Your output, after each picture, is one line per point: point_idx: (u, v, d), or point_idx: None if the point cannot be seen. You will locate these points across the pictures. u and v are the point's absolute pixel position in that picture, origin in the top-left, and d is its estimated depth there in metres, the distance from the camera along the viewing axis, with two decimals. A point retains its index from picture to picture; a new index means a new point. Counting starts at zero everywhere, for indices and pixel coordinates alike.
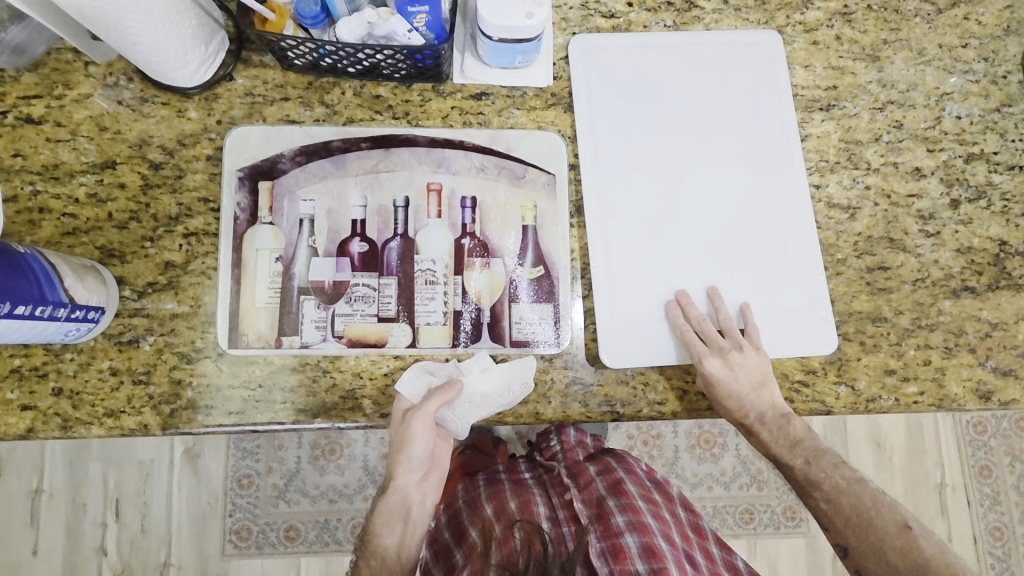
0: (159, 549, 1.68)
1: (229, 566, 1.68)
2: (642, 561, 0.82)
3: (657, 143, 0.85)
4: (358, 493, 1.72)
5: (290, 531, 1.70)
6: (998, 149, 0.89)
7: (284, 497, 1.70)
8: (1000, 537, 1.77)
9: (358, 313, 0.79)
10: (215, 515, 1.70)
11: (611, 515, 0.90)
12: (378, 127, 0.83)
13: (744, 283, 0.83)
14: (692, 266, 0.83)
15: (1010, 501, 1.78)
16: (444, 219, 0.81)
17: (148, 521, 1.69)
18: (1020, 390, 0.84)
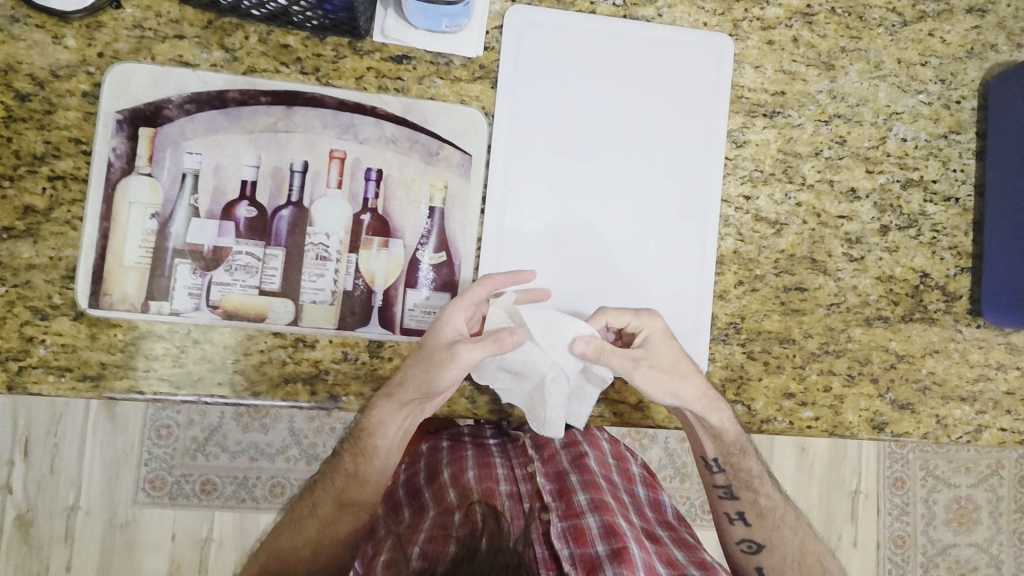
0: (68, 492, 1.41)
1: (139, 516, 1.42)
2: (604, 542, 0.78)
3: (577, 141, 0.79)
4: (282, 453, 1.46)
5: (205, 485, 1.43)
6: (937, 178, 0.86)
7: (202, 452, 1.43)
8: (900, 545, 1.63)
9: (238, 283, 0.73)
10: (131, 464, 1.42)
11: (570, 494, 0.85)
12: (282, 81, 0.74)
13: (629, 295, 0.80)
14: (584, 279, 0.80)
15: (917, 512, 1.62)
16: (345, 190, 0.75)
17: (74, 467, 1.41)
18: (913, 424, 0.85)
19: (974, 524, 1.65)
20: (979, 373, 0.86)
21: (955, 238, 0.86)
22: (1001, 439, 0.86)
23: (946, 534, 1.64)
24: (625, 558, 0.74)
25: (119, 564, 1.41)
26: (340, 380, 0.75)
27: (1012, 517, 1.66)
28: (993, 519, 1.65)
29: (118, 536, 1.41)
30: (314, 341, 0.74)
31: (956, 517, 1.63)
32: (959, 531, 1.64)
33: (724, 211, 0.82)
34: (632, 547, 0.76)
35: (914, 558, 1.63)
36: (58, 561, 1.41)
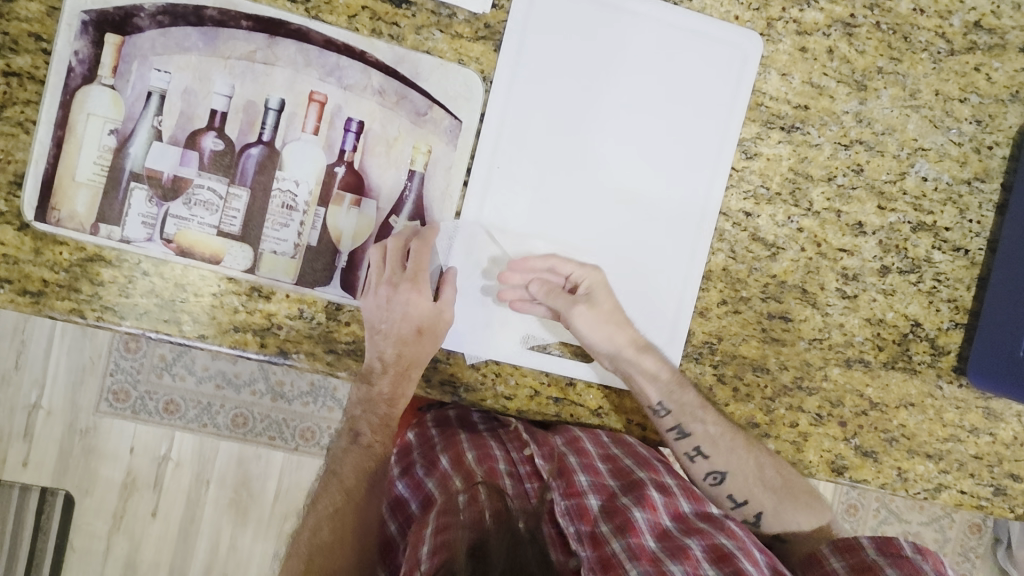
0: (30, 390, 1.32)
1: (100, 425, 1.34)
2: (608, 512, 0.72)
3: (578, 124, 0.74)
4: (248, 386, 1.36)
5: (169, 405, 1.35)
6: (951, 225, 0.81)
7: (169, 371, 1.34)
8: None
9: (195, 219, 0.69)
10: (98, 371, 1.34)
11: (571, 474, 0.75)
12: (267, 6, 0.68)
13: None
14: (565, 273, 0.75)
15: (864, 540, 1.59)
16: (321, 138, 0.70)
17: (39, 365, 1.32)
18: (873, 472, 0.82)
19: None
20: (951, 433, 0.83)
21: (955, 291, 0.82)
22: (958, 501, 0.84)
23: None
24: (630, 527, 0.70)
25: (76, 470, 1.34)
26: (292, 337, 0.71)
27: (957, 560, 1.63)
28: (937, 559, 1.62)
29: (78, 442, 1.34)
30: (270, 293, 0.71)
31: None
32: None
33: (720, 223, 0.77)
34: (635, 513, 0.71)
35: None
36: (15, 457, 1.33)
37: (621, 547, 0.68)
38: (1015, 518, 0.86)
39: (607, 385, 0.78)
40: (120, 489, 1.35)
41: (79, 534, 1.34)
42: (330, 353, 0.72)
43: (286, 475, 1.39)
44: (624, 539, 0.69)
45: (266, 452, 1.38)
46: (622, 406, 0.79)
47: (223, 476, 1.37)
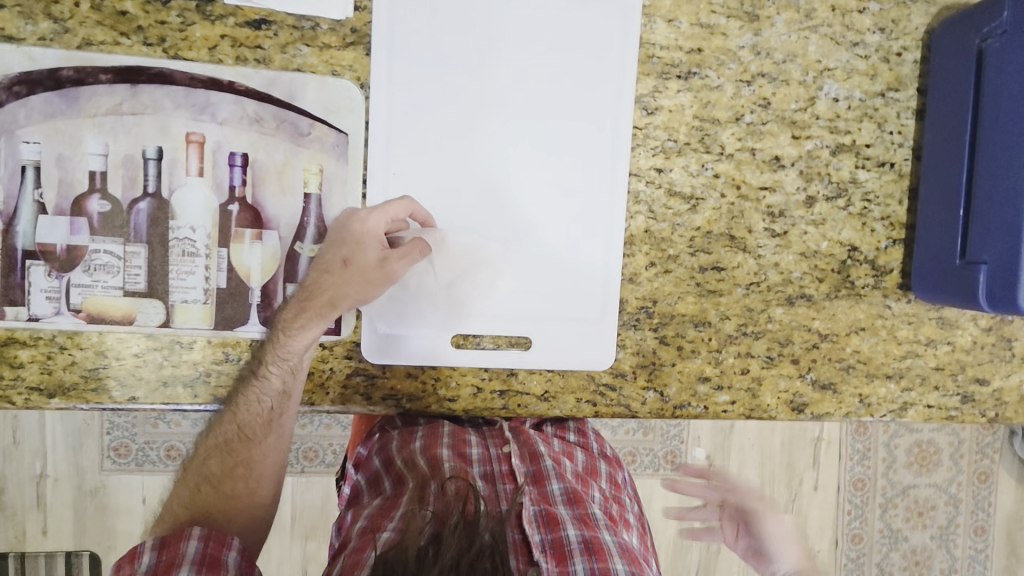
0: (33, 461, 1.34)
1: (108, 482, 1.35)
2: (575, 528, 0.74)
3: (470, 113, 0.72)
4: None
5: (170, 451, 1.36)
6: (872, 141, 0.79)
7: (164, 419, 1.34)
8: (860, 488, 1.57)
9: (99, 284, 0.68)
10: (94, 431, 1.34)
11: (545, 480, 0.79)
12: (123, 55, 0.66)
13: (534, 283, 0.75)
14: (485, 267, 0.74)
15: (878, 456, 1.57)
16: (208, 178, 0.68)
17: (36, 436, 1.34)
18: (834, 404, 0.81)
19: (936, 466, 1.60)
20: (907, 349, 0.82)
21: (888, 208, 0.80)
22: (926, 415, 0.83)
23: (906, 477, 1.58)
24: (596, 549, 0.71)
25: (94, 529, 1.36)
26: (222, 382, 0.71)
27: (974, 458, 1.61)
28: (955, 461, 1.60)
29: (91, 501, 1.35)
30: (191, 343, 0.70)
31: (917, 461, 1.58)
32: (920, 472, 1.59)
33: (633, 185, 0.76)
34: (603, 535, 0.73)
35: (875, 501, 1.58)
36: (33, 527, 1.35)
37: (582, 569, 0.69)
38: (990, 421, 0.85)
39: (549, 369, 0.77)
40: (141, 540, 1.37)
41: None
42: None
43: (296, 498, 1.36)
44: (588, 561, 0.70)
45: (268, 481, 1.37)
46: (569, 386, 0.77)
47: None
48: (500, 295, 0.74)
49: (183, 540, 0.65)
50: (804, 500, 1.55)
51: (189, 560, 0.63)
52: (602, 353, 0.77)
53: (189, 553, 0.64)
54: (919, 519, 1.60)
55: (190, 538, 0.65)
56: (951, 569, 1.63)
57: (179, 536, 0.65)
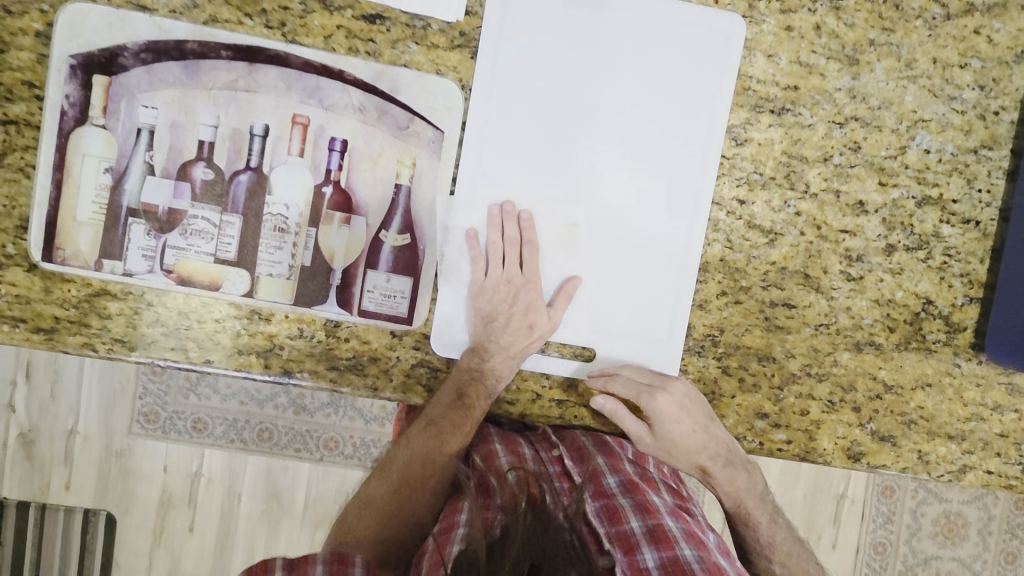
0: (65, 415, 1.36)
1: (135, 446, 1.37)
2: (637, 518, 0.74)
3: (562, 125, 0.73)
4: (271, 400, 1.38)
5: (197, 423, 1.38)
6: (959, 197, 0.78)
7: (194, 392, 1.36)
8: (879, 551, 1.49)
9: (192, 249, 0.70)
10: (127, 394, 1.37)
11: (601, 479, 0.77)
12: (244, 34, 0.69)
13: (601, 296, 0.76)
14: (557, 276, 0.75)
15: (904, 522, 1.47)
16: (307, 159, 0.71)
17: (72, 392, 1.37)
18: (892, 457, 0.80)
19: (962, 539, 1.52)
20: (973, 412, 0.80)
21: (968, 265, 0.79)
22: (985, 482, 0.81)
23: (930, 546, 1.51)
24: (663, 538, 0.71)
25: (115, 492, 1.37)
26: (294, 356, 0.73)
27: (1003, 536, 1.54)
28: (981, 536, 1.52)
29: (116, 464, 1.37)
30: (269, 315, 0.72)
31: (943, 532, 1.50)
32: (943, 544, 1.51)
33: (714, 213, 0.76)
34: (666, 522, 0.73)
35: (895, 567, 1.50)
36: (57, 481, 1.38)
37: (652, 558, 0.69)
38: None
39: None
40: (157, 508, 1.39)
41: (123, 552, 1.39)
42: (332, 370, 0.74)
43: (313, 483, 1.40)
44: (655, 550, 0.70)
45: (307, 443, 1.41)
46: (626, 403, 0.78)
47: (253, 490, 1.40)
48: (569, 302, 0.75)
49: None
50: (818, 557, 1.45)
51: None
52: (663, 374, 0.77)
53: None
54: None
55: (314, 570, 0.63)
56: None
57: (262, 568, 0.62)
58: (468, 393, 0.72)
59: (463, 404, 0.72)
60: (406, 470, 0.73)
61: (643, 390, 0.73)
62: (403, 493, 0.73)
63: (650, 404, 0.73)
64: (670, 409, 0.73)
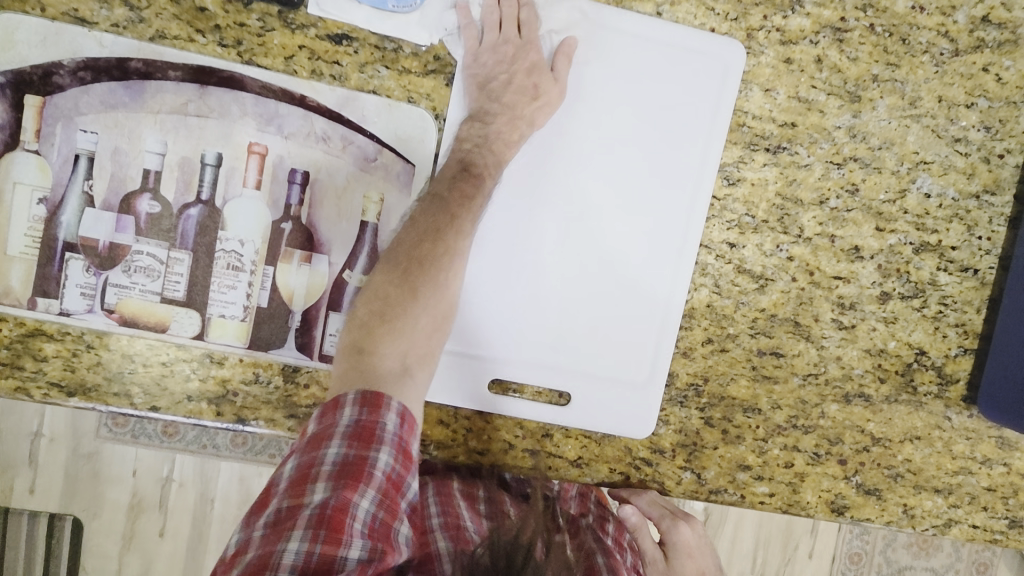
0: (30, 418, 1.15)
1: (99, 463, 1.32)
2: None
3: (542, 152, 0.68)
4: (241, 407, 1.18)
5: (169, 429, 1.17)
6: (958, 244, 0.74)
7: None
8: (857, 562, 1.41)
9: (136, 287, 0.65)
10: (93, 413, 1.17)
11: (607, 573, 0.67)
12: (194, 53, 0.63)
13: (582, 334, 0.71)
14: (536, 308, 0.70)
15: (880, 533, 1.41)
16: (264, 192, 0.65)
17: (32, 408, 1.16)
18: (876, 511, 0.77)
19: (936, 551, 1.48)
20: (960, 466, 0.78)
21: (964, 315, 0.75)
22: (970, 535, 0.79)
23: (903, 556, 1.43)
24: None
25: (83, 494, 1.17)
26: (249, 403, 0.68)
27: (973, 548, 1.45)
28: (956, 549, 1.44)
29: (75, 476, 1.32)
30: (222, 359, 0.67)
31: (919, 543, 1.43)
32: (919, 555, 1.42)
33: (702, 257, 0.72)
34: None
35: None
36: (21, 484, 1.17)
37: None
38: None
39: (586, 435, 0.73)
40: (126, 511, 1.18)
41: (90, 556, 1.18)
42: (291, 418, 0.69)
43: None
44: None
45: (270, 471, 1.19)
46: (604, 455, 0.73)
47: (228, 493, 1.19)
48: (545, 341, 0.71)
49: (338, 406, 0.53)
50: (798, 565, 1.38)
51: (340, 434, 0.52)
52: (643, 423, 0.72)
53: (364, 504, 0.49)
54: None
55: (385, 444, 0.52)
56: None
57: (334, 403, 0.54)
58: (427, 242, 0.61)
59: (426, 238, 0.61)
60: (388, 311, 0.58)
61: (667, 515, 0.72)
62: (413, 342, 0.59)
63: (674, 529, 0.73)
64: (687, 533, 0.74)
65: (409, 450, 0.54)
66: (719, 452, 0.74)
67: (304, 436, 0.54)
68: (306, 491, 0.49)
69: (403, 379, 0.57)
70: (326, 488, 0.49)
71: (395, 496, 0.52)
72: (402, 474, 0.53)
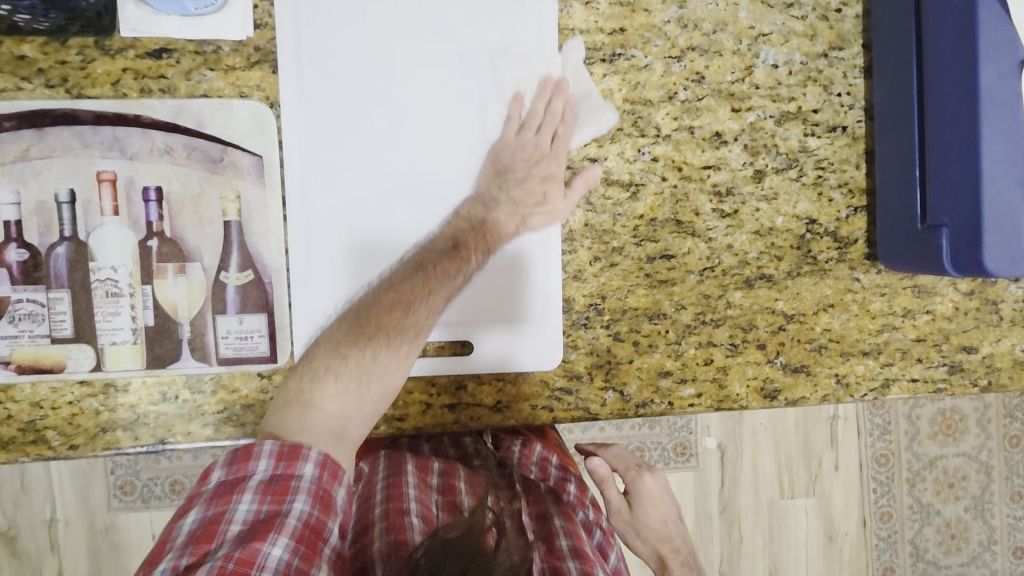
0: (43, 504, 1.18)
1: (117, 523, 1.19)
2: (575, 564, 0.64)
3: (383, 110, 0.69)
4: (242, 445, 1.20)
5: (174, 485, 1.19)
6: (819, 106, 0.74)
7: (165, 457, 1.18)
8: (884, 464, 1.38)
9: (25, 334, 0.67)
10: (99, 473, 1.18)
11: (554, 537, 0.67)
12: (26, 100, 0.65)
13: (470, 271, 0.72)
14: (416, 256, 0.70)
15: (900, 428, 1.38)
16: (124, 216, 0.67)
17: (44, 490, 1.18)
18: (809, 387, 0.76)
19: (962, 434, 1.40)
20: (883, 323, 0.77)
21: (845, 174, 0.75)
22: (912, 390, 0.78)
23: (932, 448, 1.39)
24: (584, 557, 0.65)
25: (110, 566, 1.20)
26: (162, 422, 0.69)
27: (1001, 422, 1.41)
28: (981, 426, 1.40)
29: (104, 544, 1.20)
30: (125, 385, 0.68)
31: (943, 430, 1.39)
32: (945, 442, 1.39)
33: (568, 179, 0.72)
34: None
35: (901, 476, 1.39)
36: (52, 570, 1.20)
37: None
38: (982, 391, 0.79)
39: (498, 378, 0.74)
40: None
41: None
42: (206, 427, 0.70)
43: None
44: None
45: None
46: (521, 394, 0.74)
47: None
48: None
49: (252, 458, 0.55)
50: (826, 482, 1.37)
51: (252, 487, 0.54)
52: (549, 354, 0.73)
53: (292, 522, 0.53)
54: (950, 490, 1.41)
55: (308, 460, 0.56)
56: (988, 540, 1.44)
57: (249, 454, 0.56)
58: (417, 303, 0.65)
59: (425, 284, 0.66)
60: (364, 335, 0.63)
61: (631, 466, 0.80)
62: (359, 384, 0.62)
63: (639, 480, 0.79)
64: (654, 486, 0.80)
65: (330, 497, 0.56)
66: (636, 364, 0.74)
67: (206, 491, 0.55)
68: (230, 502, 0.54)
69: (335, 443, 0.60)
70: (252, 504, 0.54)
71: (312, 542, 0.53)
72: (321, 519, 0.55)
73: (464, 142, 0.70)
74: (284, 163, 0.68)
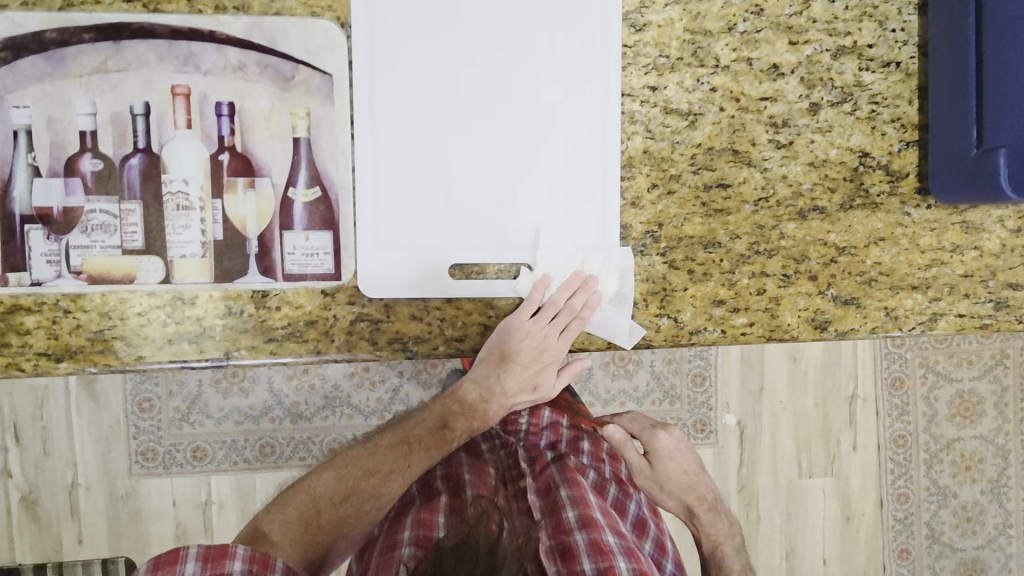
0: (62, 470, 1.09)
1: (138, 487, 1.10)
2: (591, 560, 0.66)
3: (451, 34, 0.70)
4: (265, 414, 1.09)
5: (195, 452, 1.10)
6: (874, 42, 0.75)
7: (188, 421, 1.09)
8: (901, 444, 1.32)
9: (98, 245, 0.68)
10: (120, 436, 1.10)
11: (560, 509, 0.73)
12: (104, 13, 0.66)
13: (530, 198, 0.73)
14: (478, 181, 0.72)
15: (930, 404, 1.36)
16: (196, 130, 0.68)
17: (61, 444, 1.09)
18: (859, 319, 0.78)
19: None
20: (931, 258, 0.78)
21: (897, 109, 0.76)
22: (959, 326, 0.79)
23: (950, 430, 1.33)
24: (600, 550, 0.67)
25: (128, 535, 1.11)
26: (228, 336, 0.70)
27: None
28: None
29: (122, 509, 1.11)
30: (193, 298, 0.70)
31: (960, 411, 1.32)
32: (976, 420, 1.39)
33: (628, 106, 0.73)
34: (616, 562, 0.66)
35: None
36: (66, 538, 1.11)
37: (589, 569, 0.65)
38: None
39: None
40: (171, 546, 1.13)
41: None
42: (271, 342, 0.71)
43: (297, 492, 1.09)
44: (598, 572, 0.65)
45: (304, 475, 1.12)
46: None
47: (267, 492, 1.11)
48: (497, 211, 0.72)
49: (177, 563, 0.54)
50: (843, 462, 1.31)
51: None
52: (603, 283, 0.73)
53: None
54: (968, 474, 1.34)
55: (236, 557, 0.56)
56: None
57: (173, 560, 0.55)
58: (454, 420, 0.75)
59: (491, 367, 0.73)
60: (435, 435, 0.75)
61: (645, 427, 0.81)
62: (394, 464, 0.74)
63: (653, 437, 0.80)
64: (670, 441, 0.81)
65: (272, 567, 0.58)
66: (690, 291, 0.76)
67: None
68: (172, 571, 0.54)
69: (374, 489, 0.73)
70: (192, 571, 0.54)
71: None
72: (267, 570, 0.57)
73: (528, 68, 0.71)
74: (354, 84, 0.69)
